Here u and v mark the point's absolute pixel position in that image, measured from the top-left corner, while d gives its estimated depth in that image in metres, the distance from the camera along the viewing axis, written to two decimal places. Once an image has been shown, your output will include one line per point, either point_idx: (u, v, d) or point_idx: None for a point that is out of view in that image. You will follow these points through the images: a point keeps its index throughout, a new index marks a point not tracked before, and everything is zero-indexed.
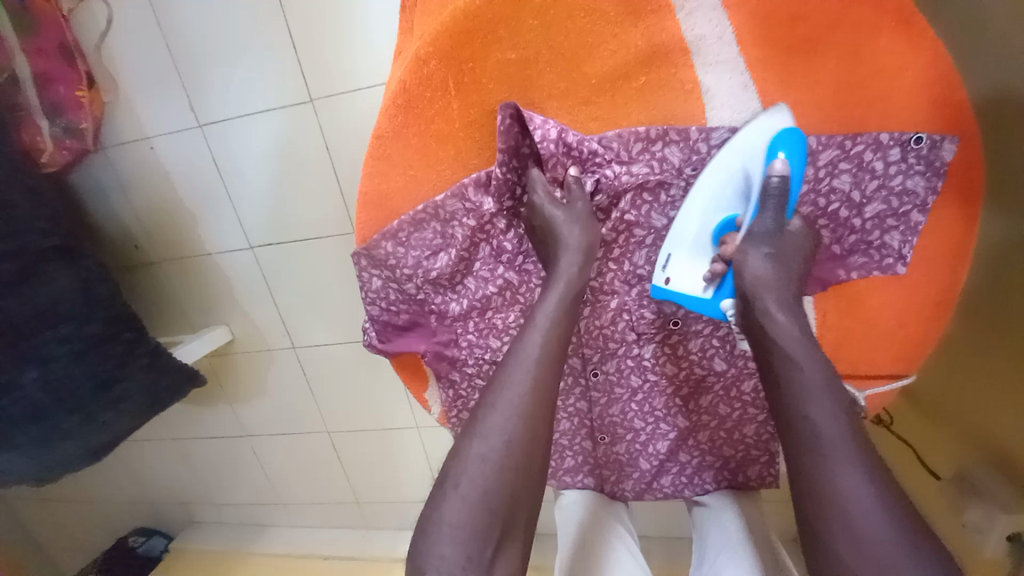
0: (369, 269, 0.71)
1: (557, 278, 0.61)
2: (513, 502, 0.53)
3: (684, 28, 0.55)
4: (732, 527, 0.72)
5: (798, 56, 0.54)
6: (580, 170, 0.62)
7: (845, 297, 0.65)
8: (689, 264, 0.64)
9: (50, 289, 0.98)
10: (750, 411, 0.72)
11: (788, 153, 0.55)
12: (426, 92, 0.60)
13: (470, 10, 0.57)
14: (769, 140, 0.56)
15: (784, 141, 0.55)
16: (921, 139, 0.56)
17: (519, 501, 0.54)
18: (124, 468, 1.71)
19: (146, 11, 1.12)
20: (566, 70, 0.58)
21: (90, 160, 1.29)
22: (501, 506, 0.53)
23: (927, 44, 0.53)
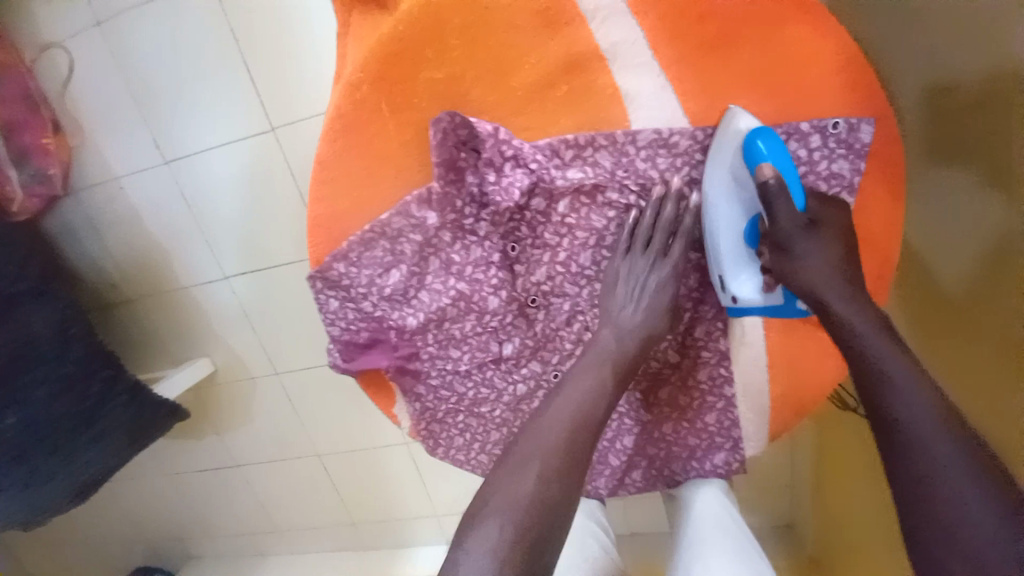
0: (324, 291, 0.72)
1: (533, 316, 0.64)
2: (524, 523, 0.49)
3: (599, 35, 0.57)
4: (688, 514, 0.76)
5: (711, 53, 0.56)
6: (504, 168, 0.63)
7: None
8: (746, 282, 0.64)
9: (22, 333, 0.99)
10: (709, 400, 0.74)
11: (765, 152, 0.55)
12: (363, 116, 0.62)
13: (394, 34, 0.58)
14: (743, 140, 0.57)
15: (755, 141, 0.55)
16: (839, 124, 0.57)
17: (513, 518, 0.50)
18: (119, 507, 1.70)
19: (105, 56, 1.15)
20: (493, 85, 0.60)
21: (61, 205, 1.30)
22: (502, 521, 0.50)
23: (834, 32, 0.54)
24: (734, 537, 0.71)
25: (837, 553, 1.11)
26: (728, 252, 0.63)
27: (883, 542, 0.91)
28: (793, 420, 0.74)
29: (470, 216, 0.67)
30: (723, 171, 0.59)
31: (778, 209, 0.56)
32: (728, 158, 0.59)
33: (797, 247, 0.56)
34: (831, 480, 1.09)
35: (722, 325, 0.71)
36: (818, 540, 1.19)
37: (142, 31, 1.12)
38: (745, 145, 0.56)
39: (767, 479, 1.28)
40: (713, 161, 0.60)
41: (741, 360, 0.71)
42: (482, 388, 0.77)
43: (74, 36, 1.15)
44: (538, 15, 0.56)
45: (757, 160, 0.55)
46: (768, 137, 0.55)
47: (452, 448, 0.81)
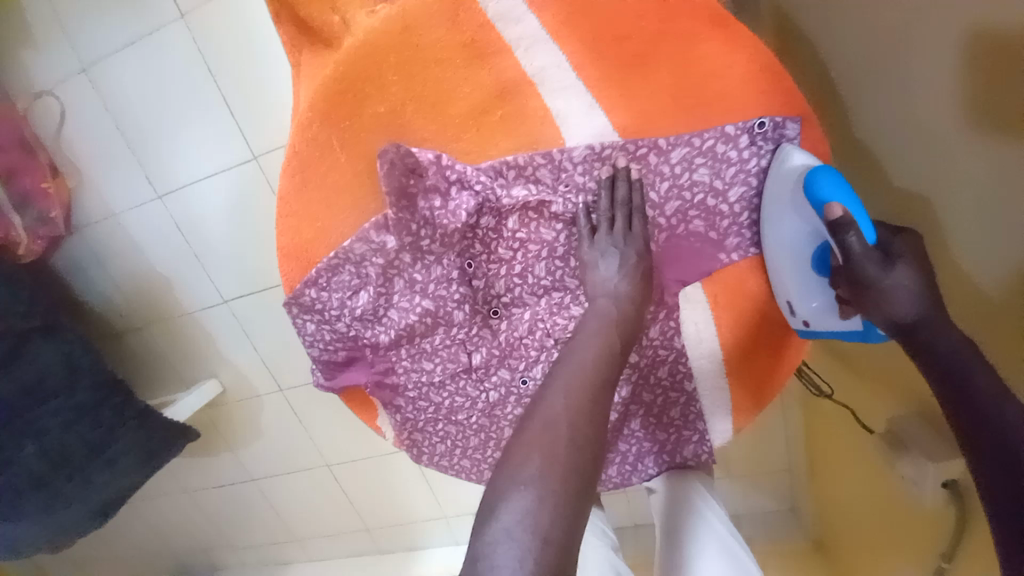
0: (301, 315, 0.77)
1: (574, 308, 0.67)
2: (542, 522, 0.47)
3: (525, 62, 0.61)
4: (663, 511, 0.81)
5: (627, 71, 0.60)
6: (450, 191, 0.67)
7: (722, 285, 0.70)
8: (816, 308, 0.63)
9: (33, 370, 1.05)
10: (672, 395, 0.78)
11: (827, 186, 0.53)
12: (315, 153, 0.66)
13: (336, 75, 0.62)
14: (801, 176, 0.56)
15: (814, 176, 0.55)
16: (765, 123, 0.59)
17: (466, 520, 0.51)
18: (146, 523, 1.79)
19: (94, 99, 1.21)
20: (432, 115, 0.65)
21: (65, 243, 1.37)
22: (523, 514, 0.47)
23: (739, 40, 0.58)
24: (705, 527, 0.77)
25: (839, 529, 1.08)
26: (798, 279, 0.63)
27: (881, 516, 0.87)
28: (754, 413, 0.79)
29: (426, 237, 0.71)
30: (782, 205, 0.60)
31: (851, 244, 0.52)
32: (785, 193, 0.59)
33: (877, 281, 0.52)
34: (827, 457, 1.06)
35: (675, 324, 0.73)
36: (822, 519, 1.15)
37: (126, 73, 1.18)
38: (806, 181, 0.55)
39: (764, 461, 1.24)
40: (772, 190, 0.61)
41: (698, 355, 0.74)
42: (456, 397, 0.80)
43: (63, 84, 1.22)
44: (465, 48, 0.61)
45: (819, 193, 0.54)
46: (831, 173, 0.54)
47: (435, 454, 0.85)
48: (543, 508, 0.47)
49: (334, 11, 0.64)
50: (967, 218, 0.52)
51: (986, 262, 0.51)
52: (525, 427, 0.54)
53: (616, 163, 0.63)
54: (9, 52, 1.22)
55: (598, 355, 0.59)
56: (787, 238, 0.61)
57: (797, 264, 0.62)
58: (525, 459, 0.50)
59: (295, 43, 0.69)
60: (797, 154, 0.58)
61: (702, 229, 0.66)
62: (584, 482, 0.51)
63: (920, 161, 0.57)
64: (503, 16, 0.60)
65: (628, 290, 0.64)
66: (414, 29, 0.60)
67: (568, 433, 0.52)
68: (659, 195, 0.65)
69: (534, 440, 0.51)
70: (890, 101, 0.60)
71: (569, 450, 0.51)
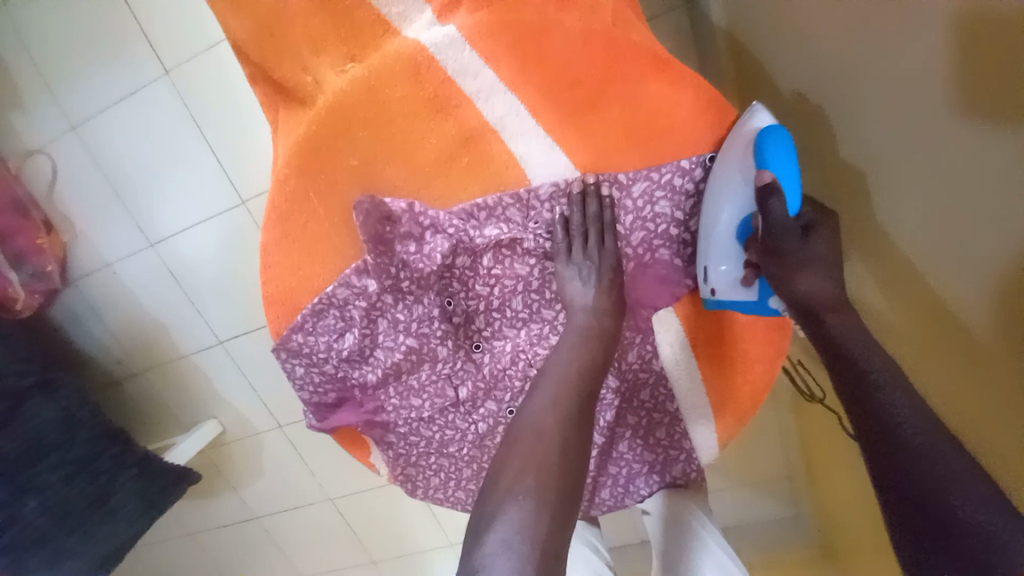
0: (290, 359, 0.79)
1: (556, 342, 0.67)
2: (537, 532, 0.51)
3: (486, 111, 0.64)
4: (661, 533, 0.84)
5: (581, 115, 0.63)
6: (424, 236, 0.70)
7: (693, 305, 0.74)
8: (722, 275, 0.64)
9: (31, 426, 1.07)
10: (656, 416, 0.79)
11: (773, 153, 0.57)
12: (294, 205, 0.71)
13: (309, 134, 0.67)
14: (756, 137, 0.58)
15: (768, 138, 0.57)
16: (716, 157, 0.63)
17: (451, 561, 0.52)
18: (152, 569, 1.78)
19: (85, 156, 1.25)
20: (402, 164, 0.68)
21: (62, 295, 1.40)
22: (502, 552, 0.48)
23: (683, 81, 0.63)
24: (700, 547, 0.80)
25: (838, 533, 1.07)
26: (716, 246, 0.63)
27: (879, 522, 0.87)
28: (736, 427, 0.79)
29: (405, 279, 0.73)
30: (726, 171, 0.61)
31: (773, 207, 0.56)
32: (732, 156, 0.60)
33: (790, 247, 0.58)
34: (824, 460, 1.05)
35: (652, 347, 0.75)
36: (822, 524, 1.14)
37: (115, 130, 1.22)
38: (756, 144, 0.58)
39: (762, 466, 1.24)
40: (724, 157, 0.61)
41: (677, 376, 0.76)
42: (446, 430, 0.81)
43: (54, 143, 1.26)
44: (429, 102, 0.65)
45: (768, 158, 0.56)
46: (781, 140, 0.57)
47: (430, 487, 0.87)
48: (538, 519, 0.52)
49: (306, 71, 0.68)
50: (890, 251, 0.61)
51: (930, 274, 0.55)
52: (516, 440, 0.59)
53: (586, 180, 0.64)
54: (0, 115, 1.27)
55: (573, 388, 0.62)
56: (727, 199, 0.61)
57: (721, 230, 0.62)
58: (521, 472, 0.55)
59: (271, 101, 0.74)
60: (761, 116, 0.60)
61: (667, 257, 0.69)
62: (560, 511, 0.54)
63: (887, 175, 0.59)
64: (461, 71, 0.63)
65: (605, 304, 0.67)
66: (380, 88, 0.65)
67: (557, 442, 0.57)
68: (625, 227, 0.67)
69: (527, 452, 0.56)
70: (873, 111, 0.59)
71: (559, 459, 0.56)
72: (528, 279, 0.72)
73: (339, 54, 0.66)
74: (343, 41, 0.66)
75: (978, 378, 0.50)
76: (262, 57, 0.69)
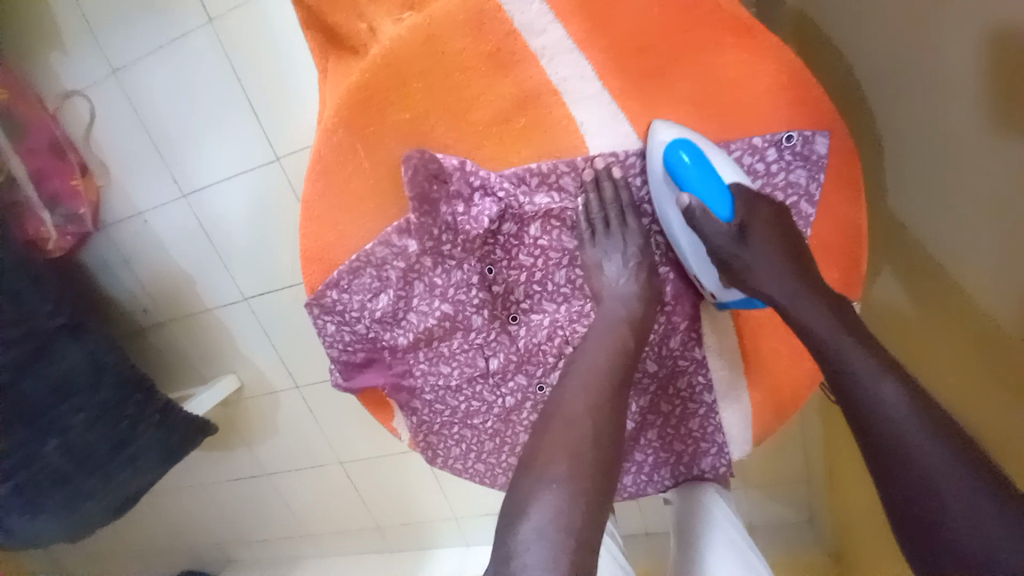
0: (321, 316, 0.77)
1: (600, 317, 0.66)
2: (570, 521, 0.52)
3: (550, 70, 0.62)
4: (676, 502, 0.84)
5: (648, 80, 0.61)
6: (472, 198, 0.68)
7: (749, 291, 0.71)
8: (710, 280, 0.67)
9: (60, 366, 1.07)
10: (690, 406, 0.77)
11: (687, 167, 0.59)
12: (339, 157, 0.68)
13: (361, 83, 0.64)
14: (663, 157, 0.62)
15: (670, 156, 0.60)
16: (793, 136, 0.60)
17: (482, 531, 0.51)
18: (164, 514, 1.83)
19: (123, 101, 1.24)
20: (454, 122, 0.66)
21: (93, 240, 1.41)
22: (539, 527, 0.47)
23: (770, 48, 0.58)
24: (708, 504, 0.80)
25: (855, 545, 1.03)
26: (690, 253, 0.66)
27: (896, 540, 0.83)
28: (775, 425, 0.76)
29: (447, 243, 0.72)
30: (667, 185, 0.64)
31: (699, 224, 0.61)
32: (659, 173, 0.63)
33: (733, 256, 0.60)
34: (843, 469, 1.02)
35: (696, 334, 0.74)
36: (838, 535, 1.11)
37: (154, 75, 1.20)
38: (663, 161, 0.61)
39: (780, 471, 1.21)
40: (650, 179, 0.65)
41: (718, 365, 0.74)
42: (473, 401, 0.80)
43: (93, 86, 1.25)
44: (489, 57, 0.62)
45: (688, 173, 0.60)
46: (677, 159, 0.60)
47: (449, 458, 0.85)
48: (572, 507, 0.52)
49: (362, 18, 0.65)
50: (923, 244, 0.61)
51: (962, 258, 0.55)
52: (547, 429, 0.58)
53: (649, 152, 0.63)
54: (40, 52, 1.25)
55: (607, 379, 0.60)
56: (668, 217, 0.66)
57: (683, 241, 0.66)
58: (553, 459, 0.55)
59: (322, 49, 0.71)
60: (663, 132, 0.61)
61: None
62: (590, 509, 0.53)
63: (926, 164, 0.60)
64: (527, 25, 0.61)
65: (634, 287, 0.67)
66: (440, 39, 0.62)
67: (593, 434, 0.57)
68: None
69: (561, 440, 0.56)
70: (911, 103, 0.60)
71: (593, 448, 0.56)
72: (571, 254, 0.71)
73: (396, 3, 0.64)
74: None
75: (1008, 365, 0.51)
76: (317, 1, 0.66)
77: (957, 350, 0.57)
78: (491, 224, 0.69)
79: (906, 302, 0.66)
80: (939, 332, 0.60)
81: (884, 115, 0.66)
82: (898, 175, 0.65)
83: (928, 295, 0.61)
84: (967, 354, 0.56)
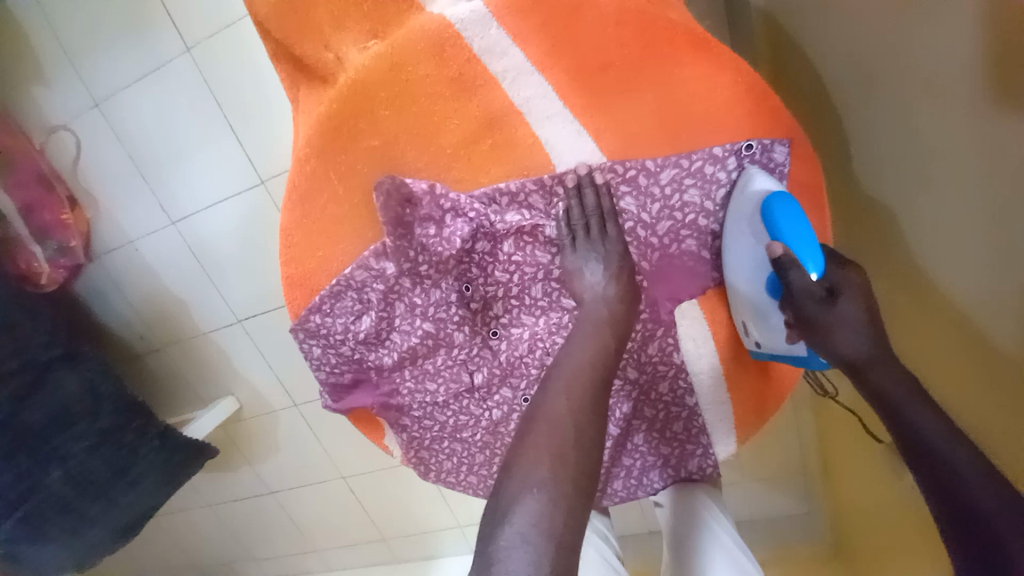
0: (307, 340, 0.78)
1: (576, 331, 0.67)
2: (553, 524, 0.52)
3: (513, 93, 0.64)
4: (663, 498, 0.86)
5: (609, 98, 0.62)
6: (444, 219, 0.69)
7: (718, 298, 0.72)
8: (768, 334, 0.65)
9: (58, 396, 1.09)
10: (673, 410, 0.78)
11: (782, 213, 0.58)
12: (314, 185, 0.70)
13: (330, 112, 0.66)
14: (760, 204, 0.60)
15: (770, 203, 0.59)
16: (753, 145, 0.61)
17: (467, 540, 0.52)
18: (174, 536, 1.84)
19: (108, 133, 1.26)
20: (424, 146, 0.67)
21: (86, 270, 1.42)
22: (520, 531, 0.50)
23: (722, 62, 0.61)
24: (694, 499, 0.82)
25: (856, 537, 1.03)
26: (752, 305, 0.65)
27: (905, 544, 0.80)
28: (757, 424, 0.79)
29: (423, 263, 0.73)
30: (743, 229, 0.63)
31: (791, 278, 0.57)
32: (745, 220, 0.62)
33: (822, 317, 0.57)
34: (840, 461, 1.01)
35: (674, 341, 0.74)
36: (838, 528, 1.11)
37: (136, 106, 1.22)
38: (761, 210, 0.59)
39: (776, 466, 1.21)
40: (734, 221, 0.64)
41: (699, 370, 0.75)
42: (460, 416, 0.81)
43: (78, 119, 1.27)
44: (452, 82, 0.64)
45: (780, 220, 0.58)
46: (781, 204, 0.58)
47: (442, 471, 0.86)
48: (556, 510, 0.52)
49: (328, 48, 0.67)
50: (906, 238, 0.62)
51: (945, 251, 0.56)
52: (530, 431, 0.58)
53: (614, 167, 0.64)
54: (24, 90, 1.27)
55: (586, 389, 0.61)
56: (744, 263, 0.64)
57: (747, 289, 0.64)
58: (537, 464, 0.55)
59: (293, 79, 0.72)
60: (760, 180, 0.61)
61: (694, 248, 0.68)
62: (570, 514, 0.53)
63: (899, 161, 0.61)
64: (488, 49, 0.62)
65: (615, 292, 0.68)
66: (404, 65, 0.63)
67: (574, 443, 0.57)
68: (650, 215, 0.66)
69: (542, 443, 0.56)
70: (884, 100, 0.61)
71: (577, 450, 0.57)
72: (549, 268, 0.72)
73: (361, 30, 0.65)
74: (367, 17, 0.64)
75: (996, 358, 0.51)
76: (284, 34, 0.67)
77: (945, 353, 0.59)
78: (466, 243, 0.70)
79: (890, 297, 0.67)
80: (928, 327, 0.61)
81: (854, 112, 0.67)
82: (868, 171, 0.67)
83: (913, 290, 0.62)
84: (950, 352, 0.58)
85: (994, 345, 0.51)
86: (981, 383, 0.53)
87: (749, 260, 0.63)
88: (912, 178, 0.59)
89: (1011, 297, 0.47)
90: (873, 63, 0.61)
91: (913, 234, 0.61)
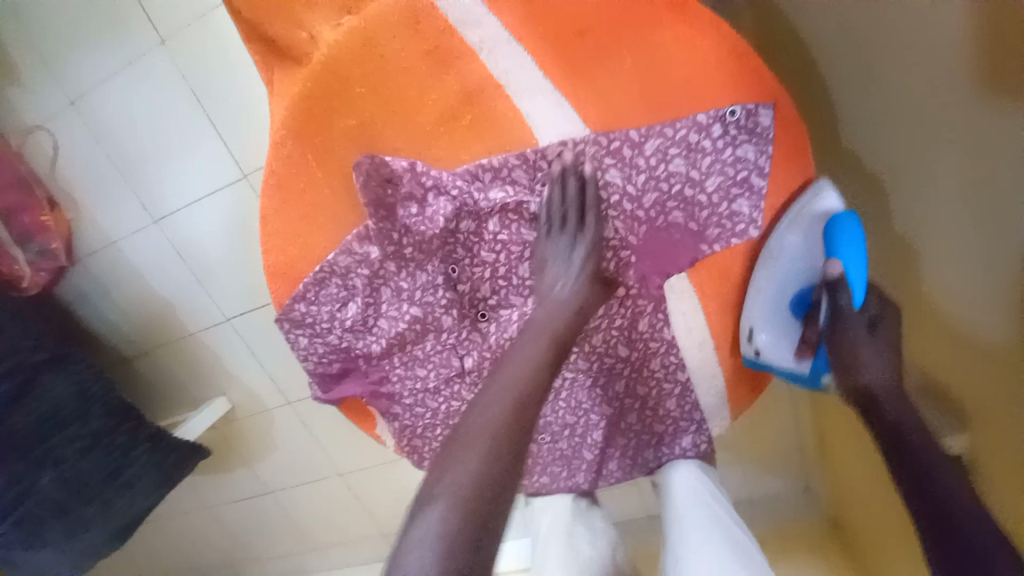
0: (292, 330, 0.77)
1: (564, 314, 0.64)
2: None
3: (490, 65, 0.62)
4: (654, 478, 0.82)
5: (588, 68, 0.61)
6: (426, 198, 0.68)
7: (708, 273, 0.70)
8: (775, 342, 0.69)
9: (46, 399, 1.07)
10: (666, 386, 0.77)
11: (847, 232, 0.61)
12: (292, 170, 0.68)
13: (306, 92, 0.64)
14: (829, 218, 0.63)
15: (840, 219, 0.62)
16: (737, 111, 0.61)
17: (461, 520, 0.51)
18: (172, 541, 1.82)
19: (86, 132, 1.24)
20: (403, 125, 0.66)
21: (69, 273, 1.39)
22: None
23: (699, 26, 0.60)
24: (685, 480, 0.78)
25: (852, 512, 1.03)
26: (772, 314, 0.68)
27: (907, 516, 0.80)
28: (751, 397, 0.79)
29: (407, 245, 0.72)
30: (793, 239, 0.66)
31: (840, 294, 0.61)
32: (800, 232, 0.65)
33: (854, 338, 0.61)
34: (836, 436, 1.00)
35: (664, 316, 0.73)
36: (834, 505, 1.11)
37: (113, 103, 1.19)
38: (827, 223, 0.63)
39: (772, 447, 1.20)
40: (786, 230, 0.66)
41: (690, 345, 0.74)
42: (452, 402, 0.80)
43: (54, 118, 1.24)
44: (428, 55, 0.62)
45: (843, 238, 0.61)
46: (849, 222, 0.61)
47: None
48: None
49: (302, 28, 0.65)
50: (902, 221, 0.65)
51: (942, 232, 0.58)
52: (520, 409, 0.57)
53: (598, 138, 0.62)
54: None
55: None
56: (782, 271, 0.67)
57: (775, 298, 0.68)
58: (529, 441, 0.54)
59: (266, 60, 0.70)
60: (829, 197, 0.64)
61: (682, 220, 0.66)
62: None
63: (898, 146, 0.63)
64: (463, 21, 0.61)
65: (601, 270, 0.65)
66: (378, 40, 0.62)
67: None
68: (637, 187, 0.64)
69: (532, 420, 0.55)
70: (884, 85, 0.63)
71: None
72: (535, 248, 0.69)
73: (335, 8, 0.64)
74: None
75: (990, 335, 0.54)
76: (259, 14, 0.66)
77: (945, 338, 0.60)
78: (448, 222, 0.69)
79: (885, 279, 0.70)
80: (923, 308, 0.64)
81: (852, 91, 0.68)
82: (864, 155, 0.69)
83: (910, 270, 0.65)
84: (945, 331, 0.60)
85: (990, 321, 0.53)
86: (972, 358, 0.56)
87: (788, 271, 0.66)
88: (910, 163, 0.62)
89: (1005, 275, 0.50)
90: (874, 45, 0.62)
91: (909, 217, 0.63)
